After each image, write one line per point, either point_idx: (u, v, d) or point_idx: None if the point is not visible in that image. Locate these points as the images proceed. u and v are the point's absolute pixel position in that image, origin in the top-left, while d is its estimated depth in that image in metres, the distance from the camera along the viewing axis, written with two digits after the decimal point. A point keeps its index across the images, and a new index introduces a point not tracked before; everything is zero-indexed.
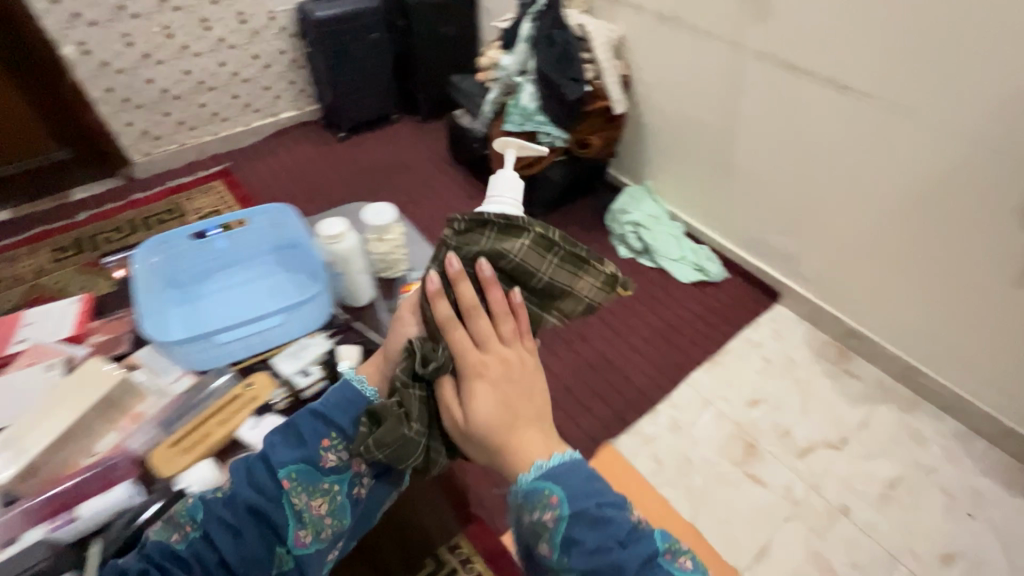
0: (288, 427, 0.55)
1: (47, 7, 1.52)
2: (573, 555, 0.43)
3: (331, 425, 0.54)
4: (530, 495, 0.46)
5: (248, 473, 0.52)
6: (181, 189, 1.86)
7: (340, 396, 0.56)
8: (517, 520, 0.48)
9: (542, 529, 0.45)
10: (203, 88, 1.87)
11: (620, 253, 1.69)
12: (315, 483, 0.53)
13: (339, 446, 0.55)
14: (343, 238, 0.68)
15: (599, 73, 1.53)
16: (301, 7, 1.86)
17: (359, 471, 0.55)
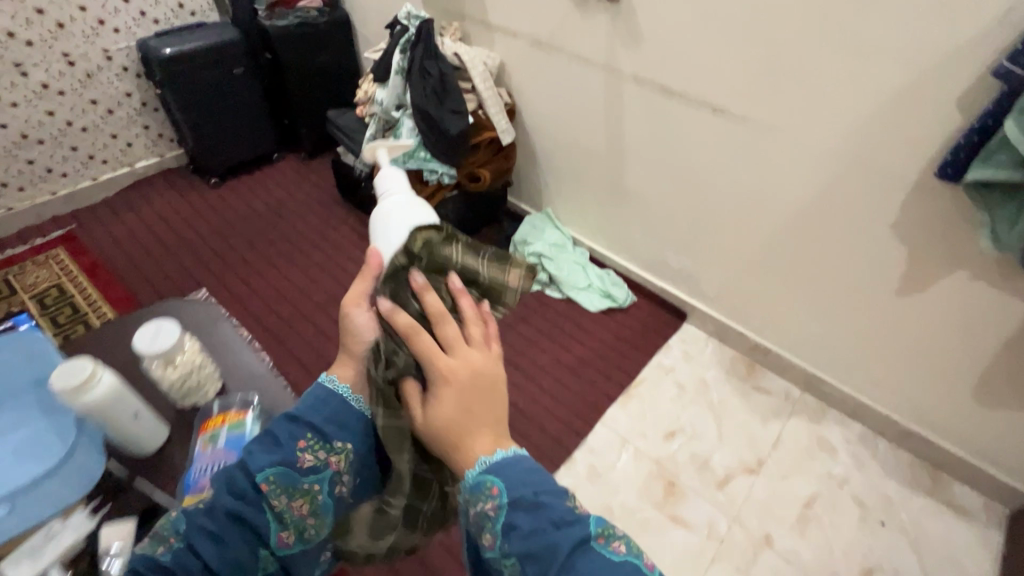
0: (266, 432, 0.52)
1: None
2: (513, 544, 0.40)
3: (307, 425, 0.52)
4: (468, 488, 0.43)
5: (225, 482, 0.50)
6: (11, 262, 1.57)
7: (313, 394, 0.53)
8: (465, 516, 0.45)
9: (484, 523, 0.42)
10: (29, 142, 1.60)
11: (526, 286, 1.60)
12: (295, 485, 0.50)
13: (319, 446, 0.51)
14: (91, 387, 0.55)
15: (481, 102, 1.46)
16: (144, 43, 1.65)
17: (339, 469, 0.52)
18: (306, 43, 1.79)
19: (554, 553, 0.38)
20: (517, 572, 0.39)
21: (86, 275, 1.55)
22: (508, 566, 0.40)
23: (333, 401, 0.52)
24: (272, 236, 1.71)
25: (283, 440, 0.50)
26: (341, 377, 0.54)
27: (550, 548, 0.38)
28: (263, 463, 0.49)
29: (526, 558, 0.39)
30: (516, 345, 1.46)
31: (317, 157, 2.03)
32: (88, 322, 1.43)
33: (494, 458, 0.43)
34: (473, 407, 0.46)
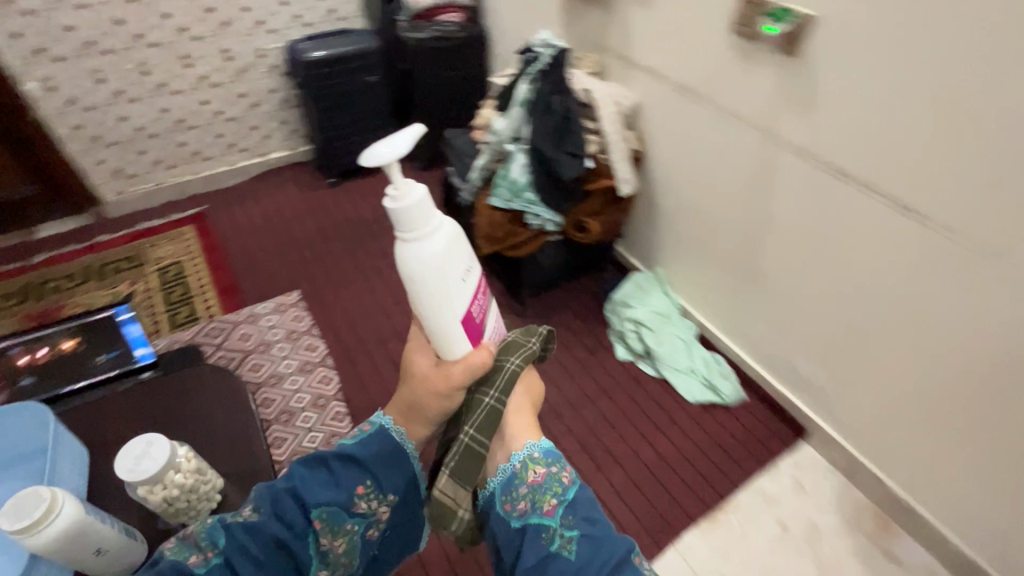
0: (325, 469, 0.64)
1: (7, 43, 1.42)
2: (575, 516, 0.61)
3: (368, 472, 0.65)
4: (549, 458, 0.66)
5: (275, 504, 0.61)
6: (148, 234, 1.72)
7: (381, 443, 0.67)
8: (529, 480, 0.65)
9: (553, 489, 0.63)
10: (183, 127, 1.75)
11: (617, 353, 1.44)
12: (341, 524, 0.63)
13: (371, 494, 0.65)
14: (59, 508, 0.53)
15: (604, 147, 1.31)
16: (293, 46, 1.71)
17: (378, 515, 0.67)
18: (440, 57, 1.76)
19: (605, 543, 0.58)
20: (573, 532, 0.59)
21: (203, 257, 1.65)
22: (561, 533, 0.59)
23: (399, 457, 0.67)
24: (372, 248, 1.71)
25: (343, 480, 0.64)
26: (406, 431, 0.69)
27: (601, 534, 0.59)
28: (325, 500, 0.62)
29: (585, 529, 0.59)
30: (592, 424, 1.30)
31: (433, 170, 2.02)
32: (192, 304, 1.51)
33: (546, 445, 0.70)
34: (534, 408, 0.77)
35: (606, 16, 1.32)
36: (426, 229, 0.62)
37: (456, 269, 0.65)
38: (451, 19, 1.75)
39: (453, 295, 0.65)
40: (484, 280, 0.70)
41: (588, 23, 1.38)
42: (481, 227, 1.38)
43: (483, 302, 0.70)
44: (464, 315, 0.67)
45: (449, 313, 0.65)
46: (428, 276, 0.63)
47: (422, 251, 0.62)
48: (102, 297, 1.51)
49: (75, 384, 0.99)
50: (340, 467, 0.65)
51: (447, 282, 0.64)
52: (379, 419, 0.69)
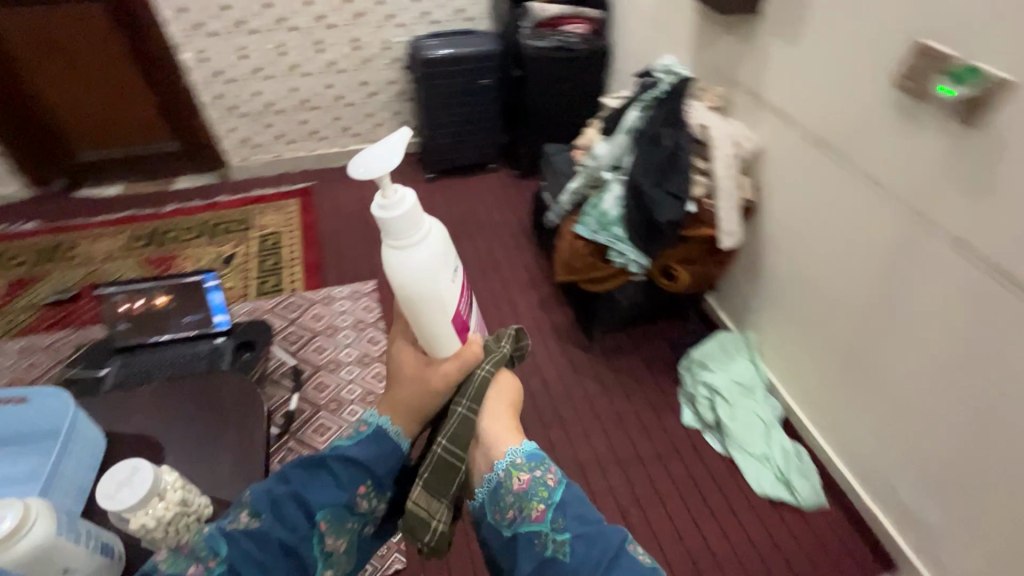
0: (325, 472, 0.61)
1: (174, 16, 1.57)
2: (567, 518, 0.53)
3: (368, 474, 0.62)
4: (532, 460, 0.58)
5: (278, 509, 0.59)
6: (260, 202, 1.86)
7: (379, 445, 0.64)
8: (511, 488, 0.57)
9: (539, 494, 0.55)
10: (306, 107, 1.86)
11: (682, 416, 1.30)
12: (342, 524, 0.61)
13: (372, 494, 0.63)
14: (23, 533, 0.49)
15: (712, 191, 1.17)
16: (416, 42, 1.74)
17: (377, 513, 0.64)
18: (558, 68, 1.71)
19: (602, 540, 0.51)
20: (568, 539, 0.51)
21: (300, 232, 1.75)
22: (554, 538, 0.52)
23: (393, 454, 0.64)
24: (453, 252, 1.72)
25: (343, 482, 0.61)
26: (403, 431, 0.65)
27: (596, 530, 0.52)
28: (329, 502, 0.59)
29: (579, 532, 0.52)
30: (640, 494, 1.18)
31: (530, 179, 1.98)
32: (280, 275, 1.60)
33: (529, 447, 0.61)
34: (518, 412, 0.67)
35: (744, 47, 1.18)
36: (416, 235, 0.58)
37: (447, 272, 0.61)
38: (576, 30, 1.69)
39: (444, 297, 0.61)
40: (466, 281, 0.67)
41: (722, 54, 1.25)
42: (561, 253, 1.32)
43: (469, 301, 0.66)
44: (455, 315, 0.63)
45: (439, 314, 0.61)
46: (421, 281, 0.60)
47: (415, 257, 0.59)
48: (209, 254, 1.66)
49: (164, 337, 1.15)
50: (339, 465, 0.61)
51: (438, 285, 0.61)
52: (376, 419, 0.65)
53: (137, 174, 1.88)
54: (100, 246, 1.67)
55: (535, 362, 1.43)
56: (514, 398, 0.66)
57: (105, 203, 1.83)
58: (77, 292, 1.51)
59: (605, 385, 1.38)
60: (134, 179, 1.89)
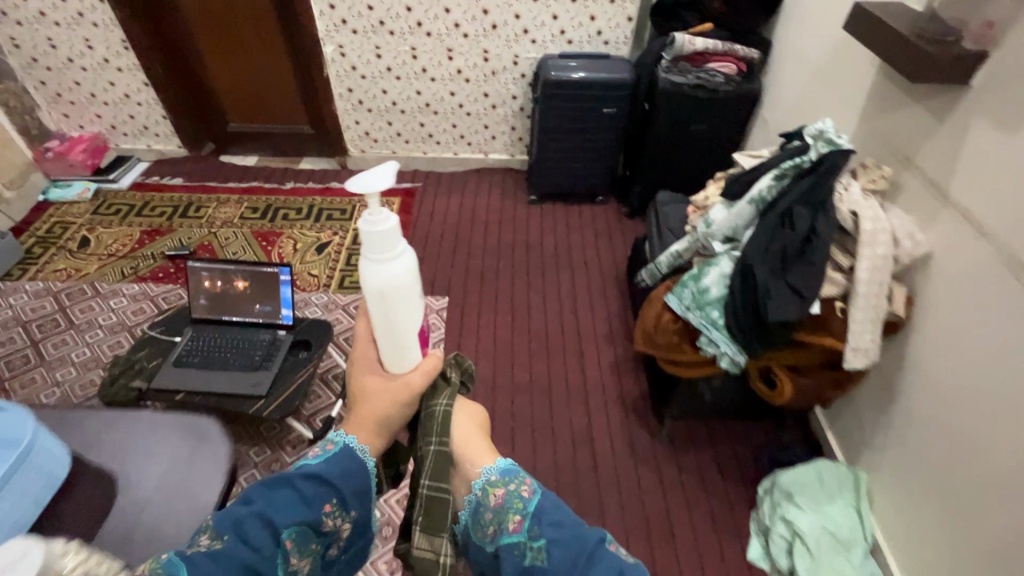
0: (285, 486, 0.47)
1: (323, 12, 1.64)
2: (543, 525, 0.45)
3: (334, 490, 0.48)
4: (509, 472, 0.50)
5: (238, 526, 0.45)
6: (368, 195, 1.92)
7: (350, 460, 0.50)
8: (485, 505, 0.49)
9: (514, 504, 0.47)
10: (427, 111, 1.87)
11: (749, 548, 1.09)
12: (306, 546, 0.47)
13: (341, 513, 0.49)
14: None
15: (849, 296, 0.94)
16: (545, 61, 1.66)
17: (345, 538, 0.50)
18: (693, 107, 1.53)
19: (580, 542, 0.43)
20: (542, 554, 0.43)
21: None
22: (531, 547, 0.44)
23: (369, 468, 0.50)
24: (535, 284, 1.62)
25: (307, 497, 0.47)
26: (371, 450, 0.52)
27: (573, 534, 0.44)
28: (293, 521, 0.45)
29: (556, 540, 0.43)
30: None
31: (636, 219, 1.83)
32: None
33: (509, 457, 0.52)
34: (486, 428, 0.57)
35: (932, 125, 0.93)
36: (400, 246, 0.50)
37: (418, 287, 0.53)
38: (723, 69, 1.49)
39: (410, 317, 0.52)
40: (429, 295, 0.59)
41: (899, 128, 1.01)
42: (642, 321, 1.15)
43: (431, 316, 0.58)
44: (420, 332, 0.54)
45: (401, 332, 0.53)
46: (395, 295, 0.51)
47: (393, 270, 0.50)
48: (309, 237, 1.74)
49: (232, 317, 1.21)
50: (303, 478, 0.48)
51: (410, 299, 0.52)
52: (343, 436, 0.51)
53: (271, 149, 2.04)
54: (222, 211, 1.82)
55: (590, 429, 1.28)
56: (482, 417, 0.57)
57: (237, 170, 2.00)
58: (191, 250, 1.66)
59: (662, 478, 1.20)
60: (268, 153, 2.05)
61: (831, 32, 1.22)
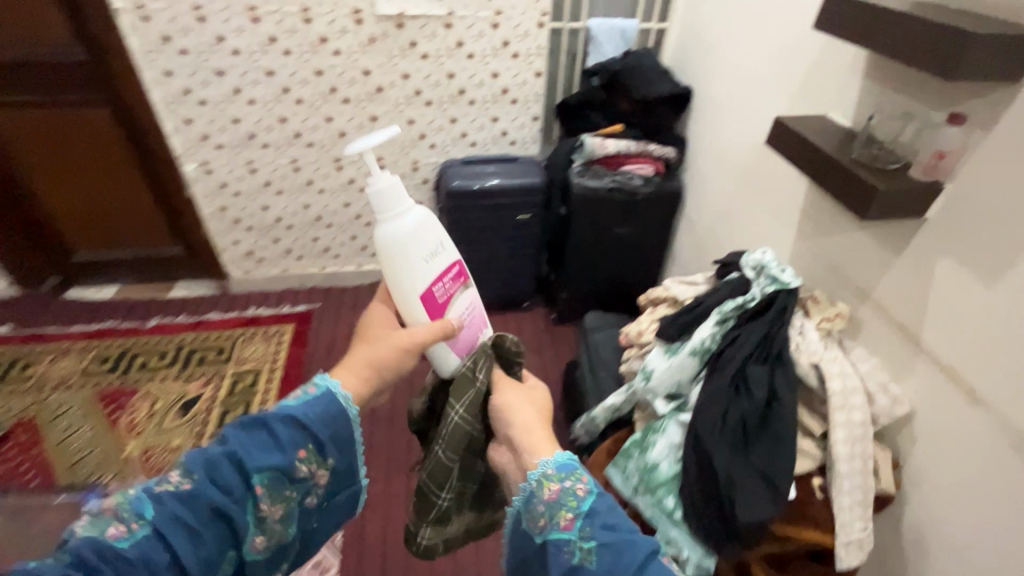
0: (264, 428, 0.49)
1: (177, 128, 1.38)
2: (595, 526, 0.46)
3: (310, 435, 0.50)
4: (565, 468, 0.50)
5: (212, 467, 0.46)
6: (253, 325, 1.62)
7: (328, 406, 0.51)
8: (540, 497, 0.49)
9: (568, 503, 0.48)
10: (320, 223, 1.63)
11: None
12: (280, 492, 0.48)
13: (315, 459, 0.50)
14: None
15: (830, 473, 0.75)
16: (447, 167, 1.48)
17: (318, 484, 0.51)
18: (614, 211, 1.38)
19: (629, 550, 0.44)
20: (592, 557, 0.44)
21: (282, 373, 1.46)
22: (581, 546, 0.45)
23: (344, 417, 0.52)
24: None
25: (285, 441, 0.48)
26: (352, 398, 0.54)
27: (626, 541, 0.45)
28: (266, 464, 0.47)
29: (607, 545, 0.45)
30: None
31: (567, 326, 1.64)
32: None
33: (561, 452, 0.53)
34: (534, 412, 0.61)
35: (885, 256, 0.79)
36: (403, 207, 0.64)
37: (421, 248, 0.64)
38: (640, 170, 1.37)
39: (416, 270, 0.64)
40: (459, 266, 0.69)
41: (847, 253, 0.86)
42: None
43: (453, 285, 0.67)
44: (426, 292, 0.65)
45: (409, 282, 0.64)
46: (396, 250, 0.63)
47: (397, 229, 0.63)
48: (171, 391, 1.40)
49: None
50: (277, 422, 0.49)
51: (413, 258, 0.64)
52: (325, 380, 0.53)
53: (134, 276, 1.71)
54: (58, 367, 1.45)
55: None
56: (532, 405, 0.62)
57: (86, 307, 1.64)
58: (6, 432, 1.29)
59: None
60: (130, 282, 1.71)
61: (751, 136, 1.11)
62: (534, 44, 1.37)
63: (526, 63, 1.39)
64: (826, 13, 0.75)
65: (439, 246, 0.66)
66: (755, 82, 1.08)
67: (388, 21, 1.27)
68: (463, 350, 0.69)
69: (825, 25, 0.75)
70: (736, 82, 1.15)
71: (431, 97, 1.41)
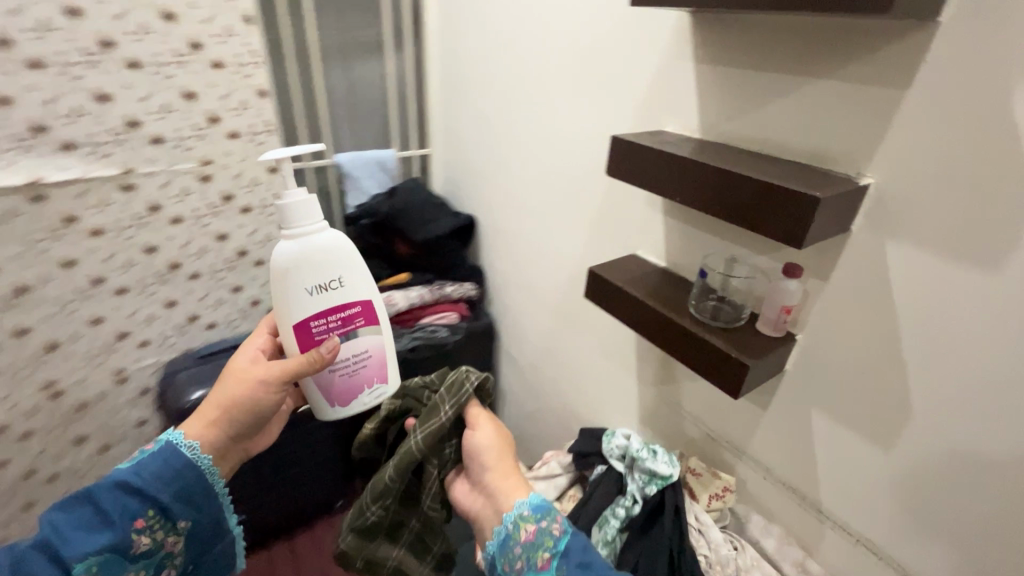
0: (90, 505, 0.50)
1: None
2: (571, 568, 0.48)
3: (149, 501, 0.52)
4: (539, 511, 0.52)
5: (18, 563, 0.46)
6: None
7: (165, 465, 0.54)
8: (518, 537, 0.51)
9: (544, 544, 0.49)
10: None
11: None
12: (118, 570, 0.50)
13: (158, 523, 0.53)
14: None
15: None
16: (175, 377, 1.02)
17: (172, 549, 0.55)
18: (424, 372, 1.11)
19: None
20: None
21: None
22: None
23: (185, 475, 0.54)
24: None
25: (115, 518, 0.50)
26: (201, 445, 0.56)
27: None
28: (92, 547, 0.48)
29: None
30: None
31: None
32: None
33: (537, 498, 0.53)
34: (506, 453, 0.62)
35: (749, 409, 0.68)
36: (310, 225, 0.61)
37: (313, 277, 0.61)
38: (443, 320, 1.13)
39: (298, 297, 0.61)
40: (363, 309, 0.65)
41: (707, 405, 0.74)
42: None
43: (342, 328, 0.64)
44: (299, 324, 0.61)
45: (288, 306, 0.61)
46: (282, 268, 0.60)
47: (295, 244, 0.60)
48: None
49: None
50: (106, 496, 0.50)
51: (298, 283, 0.61)
52: (168, 434, 0.56)
53: None
54: None
55: None
56: (504, 448, 0.62)
57: None
58: None
59: None
60: None
61: (551, 240, 0.96)
62: (270, 193, 1.05)
63: (264, 216, 1.07)
64: (619, 156, 0.62)
65: (338, 279, 0.62)
66: (541, 180, 0.94)
67: (11, 194, 0.81)
68: (338, 400, 0.66)
69: (621, 172, 0.63)
70: (521, 182, 0.99)
71: (124, 282, 0.96)
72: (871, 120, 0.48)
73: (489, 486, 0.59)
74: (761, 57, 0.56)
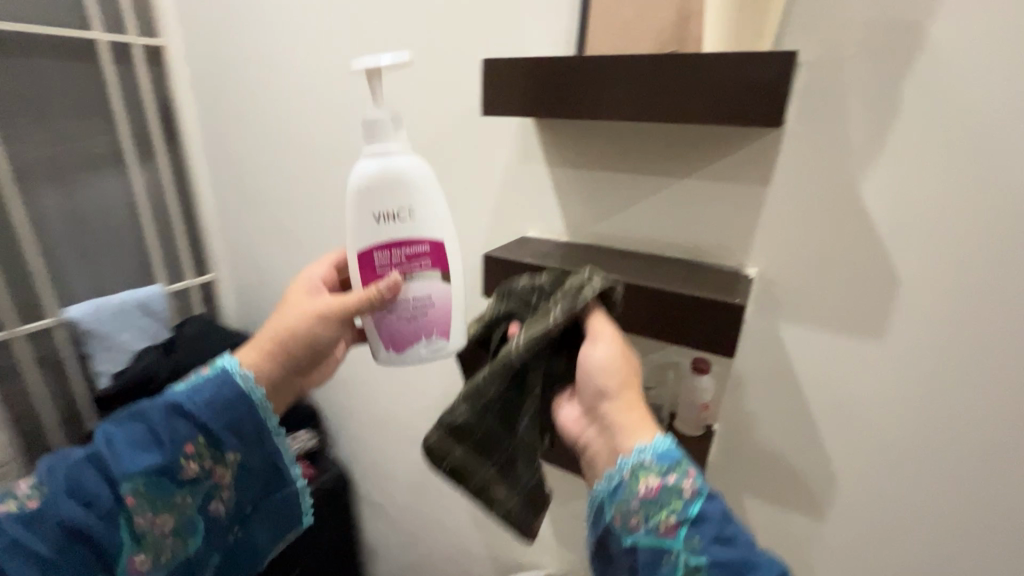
0: (143, 420, 0.42)
1: None
2: (709, 543, 0.31)
3: (198, 426, 0.42)
4: (669, 459, 0.33)
5: (72, 475, 0.40)
6: None
7: (219, 391, 0.43)
8: (625, 487, 0.34)
9: (670, 508, 0.32)
10: None
11: None
12: (165, 497, 0.41)
13: (210, 452, 0.43)
14: None
15: None
16: None
17: (223, 483, 0.44)
18: None
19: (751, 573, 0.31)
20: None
21: None
22: (688, 568, 0.31)
23: (239, 402, 0.43)
24: None
25: (163, 438, 0.41)
26: (256, 376, 0.45)
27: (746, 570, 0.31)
28: (139, 468, 0.40)
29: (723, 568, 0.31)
30: None
31: None
32: None
33: (658, 440, 0.34)
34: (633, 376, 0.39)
35: None
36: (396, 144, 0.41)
37: (380, 198, 0.41)
38: None
39: (359, 220, 0.42)
40: (435, 252, 0.43)
41: None
42: None
43: (407, 266, 0.43)
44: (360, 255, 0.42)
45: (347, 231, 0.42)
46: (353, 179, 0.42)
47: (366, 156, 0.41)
48: None
49: None
50: (161, 414, 0.42)
51: (363, 201, 0.41)
52: (223, 359, 0.45)
53: None
54: None
55: None
56: (631, 373, 0.39)
57: None
58: None
59: None
60: None
61: None
62: None
63: None
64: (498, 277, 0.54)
65: (416, 204, 0.41)
66: None
67: None
68: (390, 345, 0.44)
69: None
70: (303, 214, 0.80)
71: None
72: (735, 210, 0.49)
73: (601, 413, 0.37)
74: (620, 158, 0.53)
